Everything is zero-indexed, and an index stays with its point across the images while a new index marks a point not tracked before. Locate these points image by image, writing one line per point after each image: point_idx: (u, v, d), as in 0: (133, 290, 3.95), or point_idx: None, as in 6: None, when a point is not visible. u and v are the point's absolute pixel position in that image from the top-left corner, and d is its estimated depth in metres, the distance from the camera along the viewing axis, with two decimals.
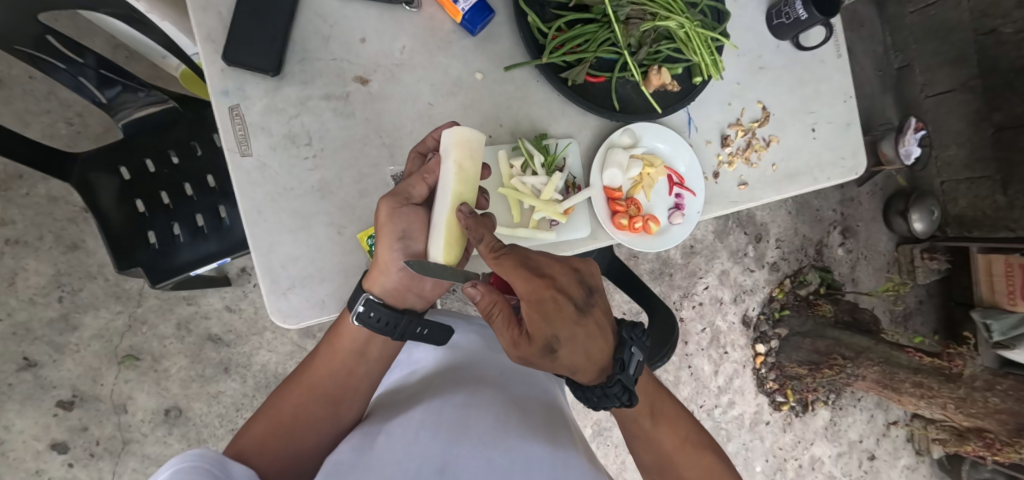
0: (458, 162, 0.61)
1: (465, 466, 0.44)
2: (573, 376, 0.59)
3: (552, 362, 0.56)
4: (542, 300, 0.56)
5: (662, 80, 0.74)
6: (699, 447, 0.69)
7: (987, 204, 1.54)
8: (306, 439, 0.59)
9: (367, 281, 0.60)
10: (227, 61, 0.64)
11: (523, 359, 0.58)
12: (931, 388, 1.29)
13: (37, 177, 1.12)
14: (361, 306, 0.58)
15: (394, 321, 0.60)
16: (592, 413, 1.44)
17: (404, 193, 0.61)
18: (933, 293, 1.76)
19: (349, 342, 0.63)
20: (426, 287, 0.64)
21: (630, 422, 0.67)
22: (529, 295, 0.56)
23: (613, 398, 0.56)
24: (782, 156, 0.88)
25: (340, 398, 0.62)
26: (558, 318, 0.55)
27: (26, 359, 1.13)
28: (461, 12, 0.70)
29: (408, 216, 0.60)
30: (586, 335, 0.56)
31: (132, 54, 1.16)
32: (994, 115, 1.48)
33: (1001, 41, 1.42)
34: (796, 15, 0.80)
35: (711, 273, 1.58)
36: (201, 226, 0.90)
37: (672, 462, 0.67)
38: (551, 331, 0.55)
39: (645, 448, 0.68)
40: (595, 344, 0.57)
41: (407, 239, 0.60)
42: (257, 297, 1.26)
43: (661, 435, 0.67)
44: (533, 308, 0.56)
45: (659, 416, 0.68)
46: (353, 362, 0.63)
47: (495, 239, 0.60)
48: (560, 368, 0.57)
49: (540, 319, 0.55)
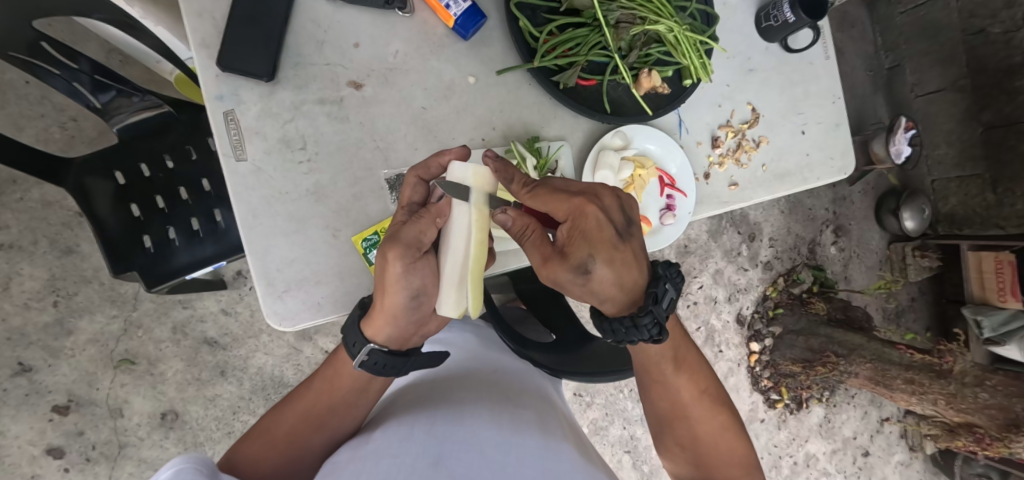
0: (477, 207, 0.63)
1: (458, 459, 0.46)
2: (599, 306, 0.61)
3: (583, 284, 0.57)
4: (582, 219, 0.56)
5: (652, 83, 0.75)
6: (714, 401, 0.70)
7: (977, 201, 1.59)
8: (298, 458, 0.61)
9: (370, 328, 0.58)
10: (221, 66, 0.65)
11: (554, 279, 0.59)
12: (921, 384, 1.30)
13: (31, 182, 1.12)
14: (365, 356, 0.58)
15: (399, 364, 0.60)
16: (589, 412, 1.46)
17: (416, 243, 0.58)
18: (925, 290, 1.78)
19: (353, 381, 0.61)
20: (431, 328, 0.65)
21: (649, 365, 0.67)
22: (573, 217, 0.57)
23: (642, 330, 0.57)
24: (772, 157, 0.90)
25: (336, 426, 0.62)
26: (597, 238, 0.56)
27: (21, 364, 1.13)
28: (454, 16, 0.72)
29: (422, 269, 0.59)
30: (622, 261, 0.57)
31: (126, 59, 1.16)
32: (983, 114, 1.52)
33: (990, 41, 1.46)
34: (784, 18, 0.81)
35: (705, 272, 1.59)
36: (196, 230, 0.91)
37: (685, 412, 0.69)
38: (590, 252, 0.55)
39: (661, 395, 0.69)
40: (628, 272, 0.58)
41: (419, 296, 0.59)
42: (253, 300, 1.26)
43: (680, 383, 0.68)
44: (574, 227, 0.57)
45: (680, 364, 0.68)
46: (353, 398, 0.62)
47: (525, 177, 0.62)
48: (591, 293, 0.58)
49: (581, 238, 0.56)
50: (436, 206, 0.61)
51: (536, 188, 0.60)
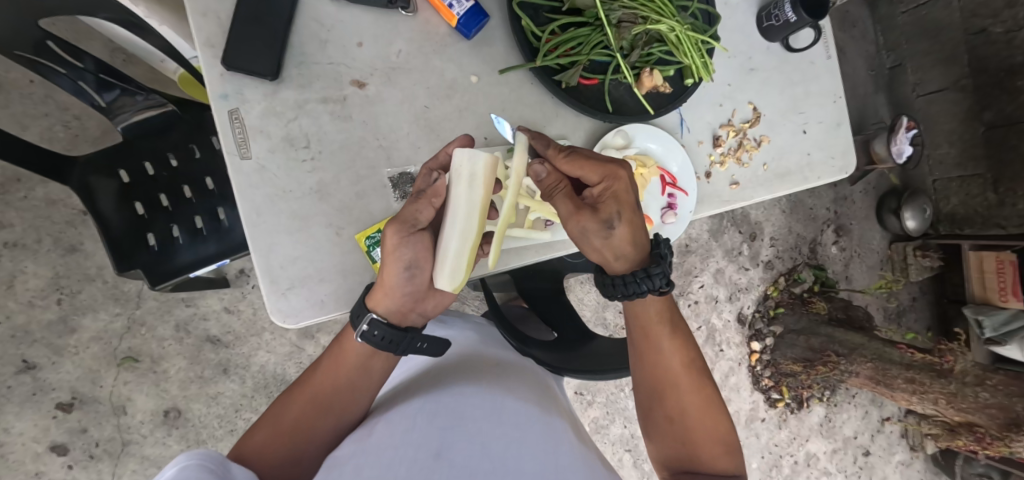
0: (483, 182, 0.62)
1: (459, 450, 0.46)
2: (608, 263, 0.64)
3: (605, 238, 0.61)
4: (613, 181, 0.62)
5: (654, 82, 0.76)
6: (703, 376, 0.69)
7: (978, 201, 1.59)
8: (307, 445, 0.60)
9: (370, 299, 0.61)
10: (225, 65, 0.66)
11: (577, 231, 0.61)
12: (922, 383, 1.30)
13: (36, 180, 1.12)
14: (365, 325, 0.59)
15: (398, 339, 0.61)
16: (590, 410, 1.46)
17: (411, 220, 0.60)
18: (926, 290, 1.79)
19: (356, 357, 0.63)
20: (429, 306, 0.66)
21: (646, 325, 0.68)
22: (608, 177, 0.62)
23: (654, 278, 0.61)
24: (773, 156, 0.90)
25: (343, 408, 0.63)
26: (625, 200, 0.61)
27: (25, 362, 1.14)
28: (456, 16, 0.72)
29: (416, 243, 0.60)
30: (639, 225, 0.63)
31: (129, 58, 1.16)
32: (984, 114, 1.53)
33: (991, 41, 1.46)
34: (785, 18, 0.81)
35: (707, 271, 1.59)
36: (200, 228, 0.92)
37: (675, 380, 0.68)
38: (619, 209, 0.60)
39: (654, 361, 0.69)
40: (642, 236, 0.63)
41: (413, 268, 0.61)
42: (256, 298, 1.27)
43: (673, 348, 0.68)
44: (606, 187, 0.61)
45: (674, 328, 0.69)
46: (357, 375, 0.63)
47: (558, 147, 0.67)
48: (609, 248, 0.62)
49: (612, 197, 0.61)
50: (432, 187, 0.61)
51: (570, 153, 0.64)
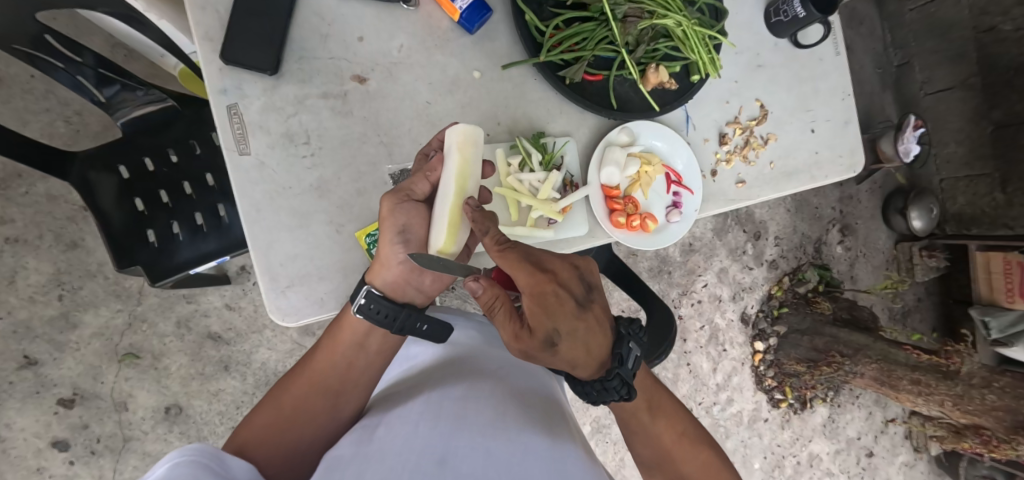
0: (461, 153, 0.63)
1: (463, 456, 0.46)
2: (571, 371, 0.58)
3: (551, 355, 0.56)
4: (543, 294, 0.56)
5: (660, 78, 0.75)
6: (697, 442, 0.68)
7: (986, 201, 1.57)
8: (307, 430, 0.59)
9: (368, 275, 0.61)
10: (224, 59, 0.64)
11: (523, 353, 0.57)
12: (928, 385, 1.28)
13: (37, 176, 1.12)
14: (361, 298, 0.58)
15: (394, 313, 0.60)
16: (592, 410, 1.45)
17: (405, 189, 0.63)
18: (932, 291, 1.77)
19: (351, 334, 0.62)
20: (426, 282, 0.64)
21: (628, 417, 0.67)
22: (532, 290, 0.56)
23: (611, 391, 0.57)
24: (780, 154, 0.88)
25: (341, 390, 0.61)
26: (559, 311, 0.55)
27: (26, 357, 1.13)
28: (459, 10, 0.71)
29: (408, 210, 0.62)
30: (585, 330, 0.56)
31: (130, 53, 1.16)
32: (993, 112, 1.50)
33: (1001, 39, 1.44)
34: (794, 13, 0.80)
35: (710, 270, 1.58)
36: (200, 225, 0.91)
37: (669, 456, 0.67)
38: (553, 326, 0.55)
39: (643, 442, 0.68)
40: (595, 338, 0.57)
41: (406, 233, 0.62)
42: (257, 295, 1.26)
43: (658, 429, 0.67)
44: (535, 302, 0.56)
45: (656, 410, 0.67)
46: (352, 354, 0.62)
47: (498, 232, 0.60)
48: (560, 362, 0.57)
49: (541, 313, 0.55)
50: (428, 163, 0.65)
51: (505, 254, 0.58)
